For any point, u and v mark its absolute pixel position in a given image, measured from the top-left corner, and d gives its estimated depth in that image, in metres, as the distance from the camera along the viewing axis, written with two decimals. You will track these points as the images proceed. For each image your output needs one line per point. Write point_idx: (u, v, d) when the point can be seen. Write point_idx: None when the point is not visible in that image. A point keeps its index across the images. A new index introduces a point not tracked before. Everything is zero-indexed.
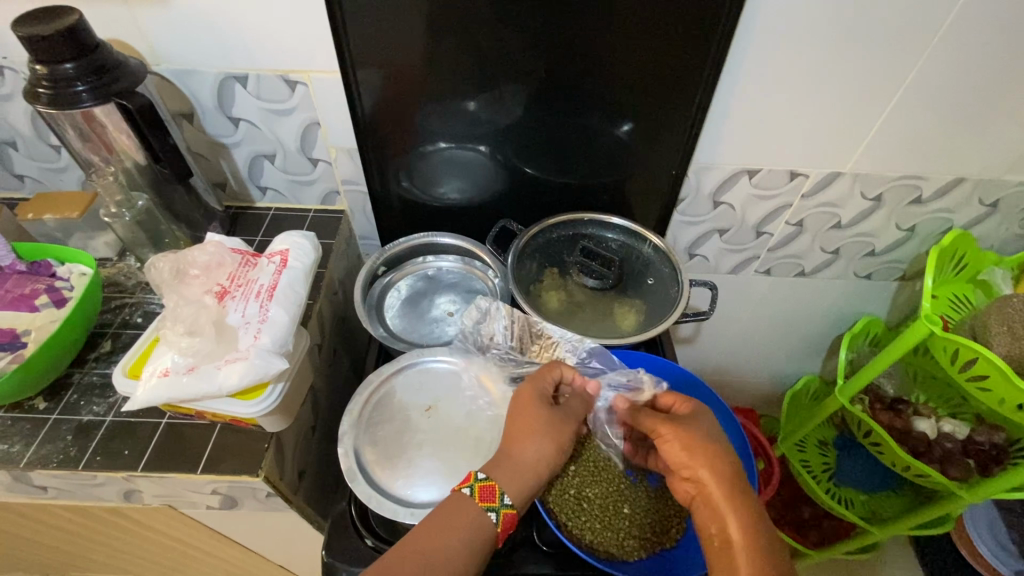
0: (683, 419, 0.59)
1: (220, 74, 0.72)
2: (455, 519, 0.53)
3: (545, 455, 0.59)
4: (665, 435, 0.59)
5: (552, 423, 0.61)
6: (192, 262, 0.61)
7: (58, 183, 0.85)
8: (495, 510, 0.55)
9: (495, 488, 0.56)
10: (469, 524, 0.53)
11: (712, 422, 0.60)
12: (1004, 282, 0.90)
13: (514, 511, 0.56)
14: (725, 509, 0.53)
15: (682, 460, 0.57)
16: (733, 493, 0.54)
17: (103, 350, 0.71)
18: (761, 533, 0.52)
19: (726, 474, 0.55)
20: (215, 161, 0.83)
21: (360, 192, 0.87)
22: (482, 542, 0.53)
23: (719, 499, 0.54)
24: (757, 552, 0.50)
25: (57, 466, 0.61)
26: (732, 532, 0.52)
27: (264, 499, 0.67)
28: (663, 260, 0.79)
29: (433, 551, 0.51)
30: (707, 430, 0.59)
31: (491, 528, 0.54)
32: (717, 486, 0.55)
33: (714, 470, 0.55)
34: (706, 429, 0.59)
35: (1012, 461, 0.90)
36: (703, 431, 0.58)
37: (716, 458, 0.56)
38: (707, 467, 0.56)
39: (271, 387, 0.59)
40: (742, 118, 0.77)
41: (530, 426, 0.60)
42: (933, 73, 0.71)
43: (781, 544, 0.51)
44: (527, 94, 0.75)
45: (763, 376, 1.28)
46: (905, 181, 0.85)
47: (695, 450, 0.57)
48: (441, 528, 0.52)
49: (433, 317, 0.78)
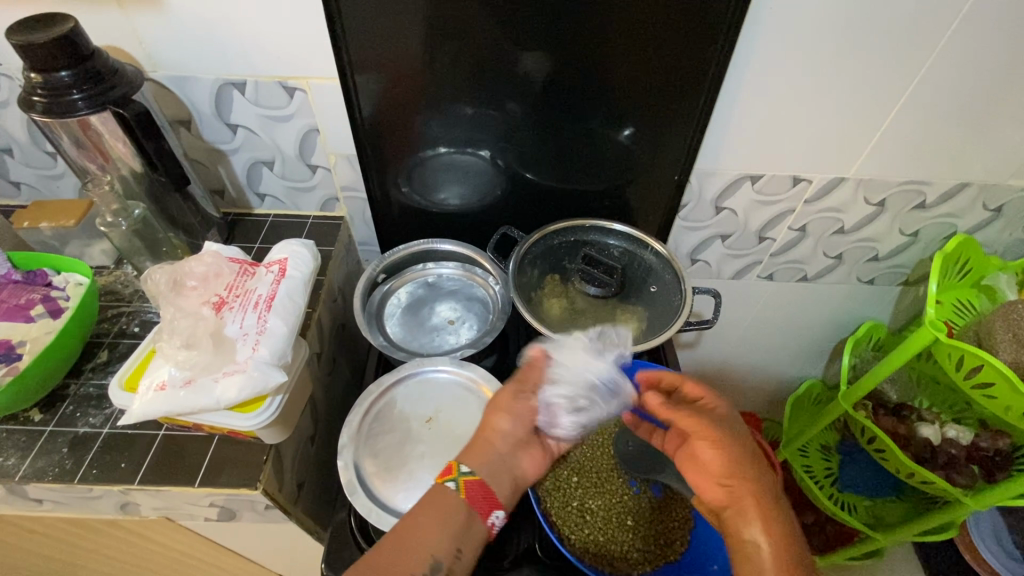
0: (719, 419, 0.56)
1: (218, 81, 0.71)
2: (422, 504, 0.54)
3: (495, 425, 0.60)
4: (701, 436, 0.55)
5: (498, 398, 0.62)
6: (188, 273, 0.60)
7: (54, 190, 0.84)
8: (453, 480, 0.55)
9: (452, 464, 0.57)
10: (437, 504, 0.54)
11: (739, 419, 0.58)
12: (1009, 287, 0.90)
13: (477, 479, 0.56)
14: (757, 517, 0.52)
15: (716, 464, 0.54)
16: (762, 500, 0.52)
17: (100, 360, 0.70)
18: (789, 540, 0.51)
19: (759, 481, 0.53)
20: (213, 167, 0.82)
21: (359, 198, 0.87)
22: (451, 515, 0.53)
23: (751, 506, 0.52)
24: (789, 563, 0.49)
25: (53, 479, 0.60)
26: (765, 542, 0.50)
27: (263, 511, 0.66)
28: (665, 266, 0.78)
29: (406, 534, 0.52)
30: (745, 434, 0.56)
31: (456, 498, 0.54)
32: (757, 501, 0.52)
33: (746, 479, 0.53)
34: (738, 430, 0.56)
35: (1016, 466, 0.89)
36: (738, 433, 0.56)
37: (760, 471, 0.54)
38: (750, 480, 0.53)
39: (269, 400, 0.58)
40: (745, 124, 0.76)
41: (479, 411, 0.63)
42: (939, 76, 0.70)
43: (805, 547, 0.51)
44: (528, 100, 0.74)
45: (764, 380, 1.27)
46: (909, 186, 0.84)
47: (731, 456, 0.54)
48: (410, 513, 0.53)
49: (434, 325, 0.77)
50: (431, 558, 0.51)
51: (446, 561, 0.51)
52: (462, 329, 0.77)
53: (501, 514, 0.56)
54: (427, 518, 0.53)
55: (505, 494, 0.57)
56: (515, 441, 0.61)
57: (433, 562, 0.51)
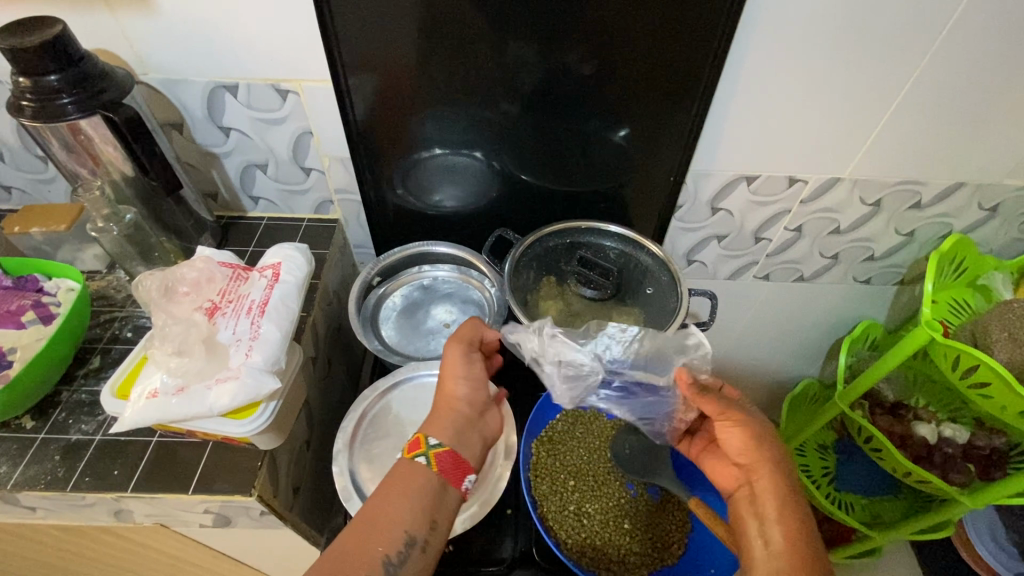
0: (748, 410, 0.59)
1: (210, 83, 0.71)
2: (392, 479, 0.53)
3: (453, 391, 0.60)
4: (729, 421, 0.57)
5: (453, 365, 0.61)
6: (180, 279, 0.60)
7: (45, 195, 0.84)
8: (424, 454, 0.54)
9: (420, 437, 0.56)
10: (408, 478, 0.53)
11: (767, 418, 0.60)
12: (1005, 287, 0.89)
13: (448, 450, 0.55)
14: (772, 505, 0.53)
15: (743, 448, 0.57)
16: (782, 490, 0.53)
17: (92, 366, 0.69)
18: (806, 535, 0.51)
19: (783, 474, 0.55)
20: (205, 171, 0.82)
21: (354, 201, 0.86)
22: (426, 490, 0.53)
23: (770, 493, 0.54)
24: (802, 552, 0.50)
25: (45, 487, 0.60)
26: (778, 529, 0.51)
27: (258, 517, 0.66)
28: (661, 268, 0.78)
29: (380, 511, 0.51)
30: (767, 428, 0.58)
31: (429, 471, 0.54)
32: (771, 485, 0.54)
33: (767, 466, 0.55)
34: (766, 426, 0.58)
35: (1012, 465, 0.89)
36: (766, 429, 0.58)
37: (778, 458, 0.55)
38: (767, 468, 0.55)
39: (263, 406, 0.58)
40: (740, 124, 0.76)
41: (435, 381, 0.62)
42: (934, 75, 0.70)
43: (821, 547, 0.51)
44: (523, 101, 0.74)
45: (761, 380, 1.27)
46: (905, 186, 0.84)
47: (757, 444, 0.56)
48: (383, 490, 0.53)
49: (429, 329, 0.77)
50: (406, 534, 0.50)
51: (421, 535, 0.50)
52: None
53: (474, 478, 0.57)
54: (401, 494, 0.52)
55: (475, 458, 0.57)
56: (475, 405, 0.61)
57: (408, 538, 0.50)
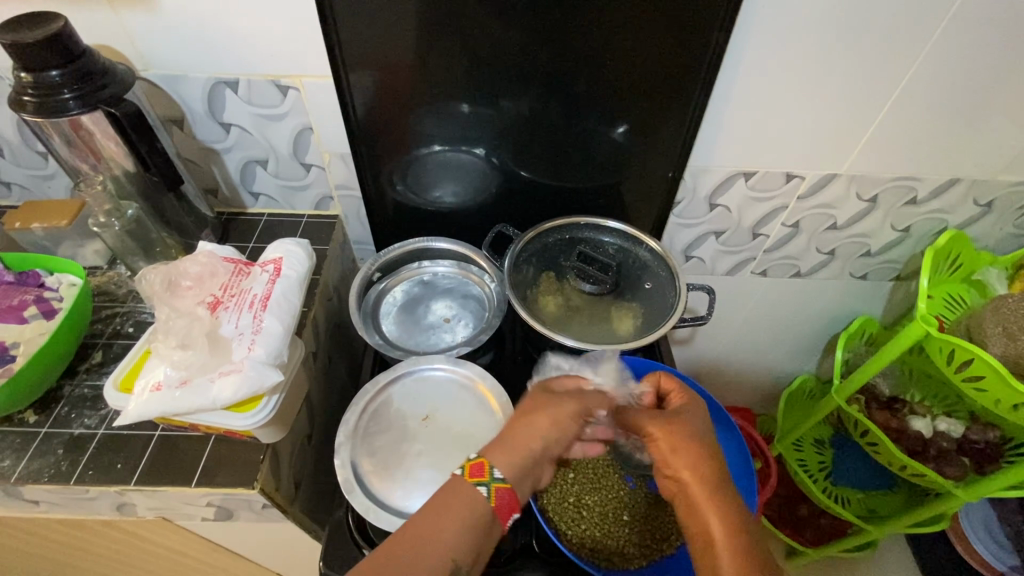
0: (673, 417, 0.58)
1: (210, 79, 0.71)
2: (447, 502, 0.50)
3: (539, 427, 0.56)
4: (654, 432, 0.57)
5: (544, 401, 0.58)
6: (183, 273, 0.60)
7: (45, 190, 0.84)
8: (486, 484, 0.52)
9: (484, 464, 0.53)
10: (464, 503, 0.51)
11: (700, 417, 0.59)
12: (999, 282, 0.90)
13: (508, 488, 0.52)
14: (705, 507, 0.52)
15: (669, 457, 0.55)
16: (712, 493, 0.52)
17: (94, 360, 0.70)
18: (744, 533, 0.50)
19: (710, 475, 0.54)
20: (206, 167, 0.82)
21: (354, 196, 0.87)
22: (478, 519, 0.50)
23: (700, 497, 0.52)
24: (742, 552, 0.49)
25: (48, 480, 0.60)
26: (714, 533, 0.50)
27: (260, 510, 0.66)
28: (659, 263, 0.78)
29: (430, 531, 0.49)
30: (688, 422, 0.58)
31: (486, 504, 0.51)
32: (700, 491, 0.53)
33: (695, 469, 0.54)
34: (695, 427, 0.57)
35: (1006, 459, 0.92)
36: (693, 431, 0.57)
37: (701, 462, 0.54)
38: (693, 463, 0.54)
39: (266, 399, 0.59)
40: (737, 121, 0.77)
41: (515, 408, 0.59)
42: (930, 71, 0.71)
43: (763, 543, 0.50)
44: (522, 97, 0.74)
45: (758, 375, 1.28)
46: (901, 182, 0.85)
47: (681, 450, 0.55)
48: (436, 509, 0.50)
49: (430, 324, 0.77)
50: (452, 562, 0.48)
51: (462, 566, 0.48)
52: (458, 327, 0.77)
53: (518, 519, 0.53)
54: (455, 520, 0.50)
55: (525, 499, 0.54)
56: (552, 445, 0.57)
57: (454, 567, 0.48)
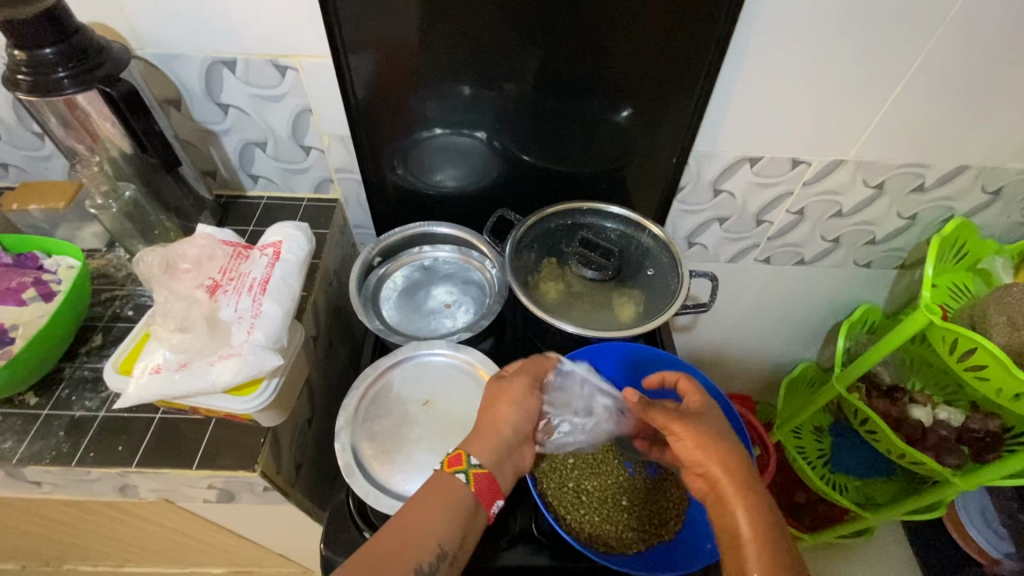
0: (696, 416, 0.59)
1: (208, 59, 0.70)
2: (430, 490, 0.55)
3: (503, 416, 0.62)
4: (679, 434, 0.58)
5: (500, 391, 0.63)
6: (181, 255, 0.59)
7: (43, 172, 0.83)
8: (463, 471, 0.57)
9: (462, 453, 0.58)
10: (446, 490, 0.55)
11: (723, 419, 0.60)
12: (1005, 271, 0.90)
13: (485, 471, 0.57)
14: (735, 505, 0.53)
15: (696, 456, 0.57)
16: (742, 490, 0.54)
17: (94, 344, 0.69)
18: (774, 531, 0.52)
19: (738, 474, 0.55)
20: (204, 149, 0.81)
21: (354, 180, 0.86)
22: (459, 505, 0.55)
23: (732, 497, 0.54)
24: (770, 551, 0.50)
25: (50, 462, 0.60)
26: (743, 530, 0.52)
27: (261, 493, 0.67)
28: (662, 250, 0.78)
29: (418, 519, 0.53)
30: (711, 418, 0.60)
31: (465, 489, 0.56)
32: (730, 490, 0.54)
33: (722, 468, 0.55)
34: (720, 428, 0.58)
35: (1006, 448, 0.91)
36: (718, 430, 0.58)
37: (727, 462, 0.55)
38: (717, 467, 0.55)
39: (266, 382, 0.58)
40: (743, 106, 0.75)
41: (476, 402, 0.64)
42: (943, 55, 0.69)
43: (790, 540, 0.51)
44: (525, 79, 0.73)
45: (759, 363, 1.28)
46: (908, 168, 0.84)
47: (707, 449, 0.56)
48: (420, 497, 0.54)
49: (430, 309, 0.77)
50: (438, 546, 0.52)
51: (450, 549, 0.52)
52: (459, 313, 0.77)
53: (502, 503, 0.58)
54: (439, 506, 0.54)
55: (507, 484, 0.59)
56: (521, 433, 0.62)
57: (440, 550, 0.52)
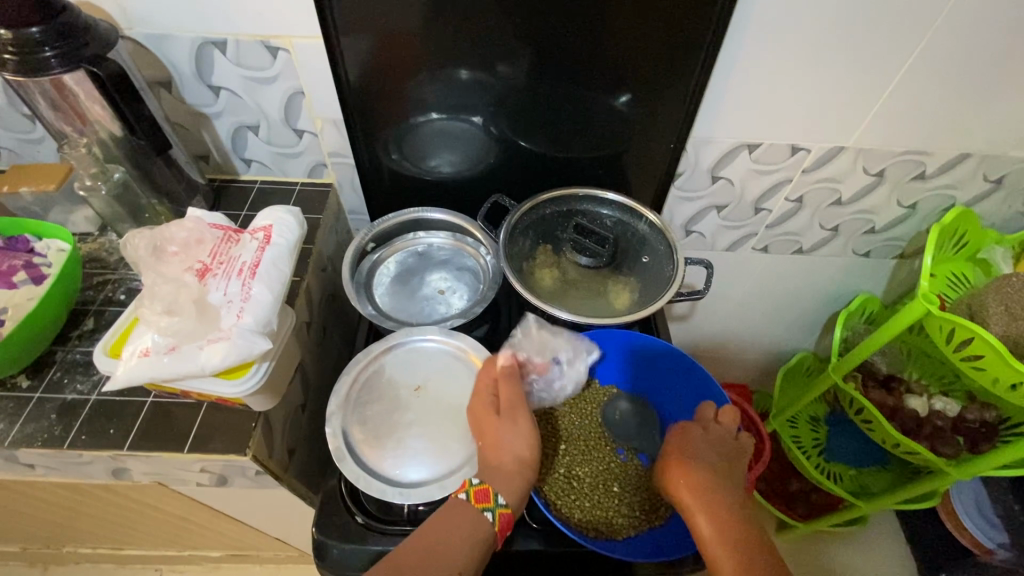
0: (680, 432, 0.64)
1: (197, 39, 0.69)
2: (457, 521, 0.56)
3: (520, 449, 0.61)
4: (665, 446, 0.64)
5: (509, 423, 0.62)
6: (169, 238, 0.59)
7: (34, 154, 0.82)
8: (490, 510, 0.57)
9: (488, 489, 0.58)
10: (471, 525, 0.56)
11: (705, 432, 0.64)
12: (1005, 261, 0.88)
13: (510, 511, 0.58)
14: (701, 512, 0.58)
15: (672, 465, 0.62)
16: (709, 500, 0.58)
17: (86, 327, 0.69)
18: (737, 536, 0.57)
19: (705, 485, 0.59)
20: (196, 132, 0.80)
21: (348, 164, 0.85)
22: (484, 539, 0.55)
23: (697, 506, 0.58)
24: (730, 554, 0.55)
25: (42, 444, 0.60)
26: (705, 535, 0.57)
27: (254, 477, 0.67)
28: (658, 237, 0.77)
29: (440, 544, 0.54)
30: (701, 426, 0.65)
31: (488, 528, 0.56)
32: (695, 499, 0.59)
33: (690, 477, 0.60)
34: (696, 441, 0.63)
35: (1001, 438, 0.91)
36: (695, 444, 0.63)
37: (696, 473, 0.60)
38: (686, 477, 0.60)
39: (255, 367, 0.58)
40: (742, 91, 0.74)
41: (494, 427, 0.62)
42: (947, 39, 0.67)
43: (754, 545, 0.56)
44: (520, 61, 0.71)
45: (756, 352, 1.27)
46: (909, 156, 0.82)
47: (681, 460, 0.61)
48: (445, 523, 0.55)
49: (424, 295, 0.77)
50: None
51: None
52: (453, 299, 0.76)
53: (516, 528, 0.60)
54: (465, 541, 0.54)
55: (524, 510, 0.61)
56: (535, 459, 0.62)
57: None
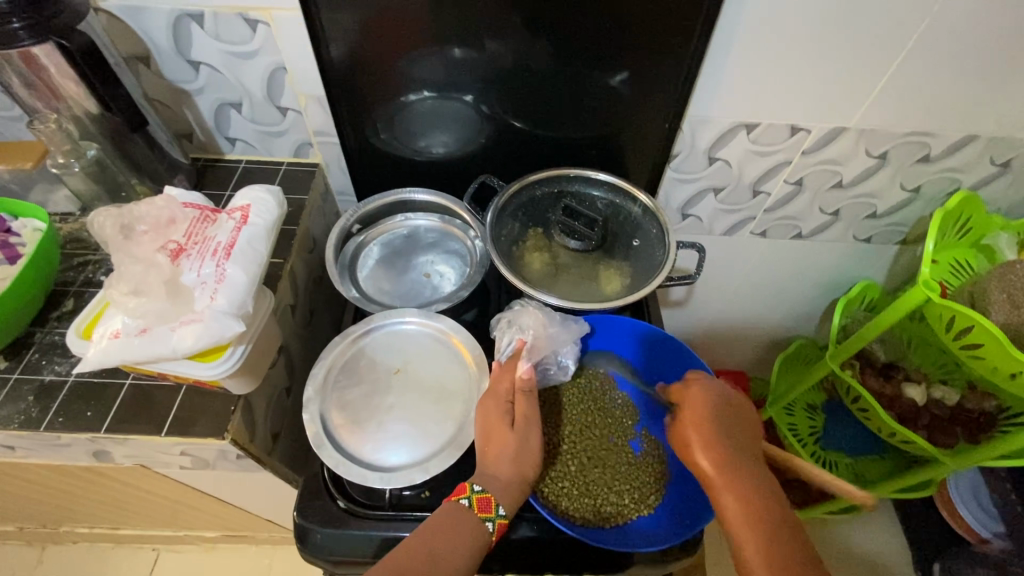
0: (692, 398, 0.63)
1: (173, 11, 0.66)
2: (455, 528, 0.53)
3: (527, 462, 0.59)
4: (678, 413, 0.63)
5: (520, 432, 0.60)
6: (138, 217, 0.56)
7: (13, 132, 0.80)
8: (491, 520, 0.55)
9: (491, 499, 0.55)
10: (469, 533, 0.54)
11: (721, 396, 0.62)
12: (1010, 248, 0.85)
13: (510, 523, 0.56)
14: (721, 485, 0.56)
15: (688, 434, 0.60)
16: (728, 472, 0.56)
17: (66, 308, 0.68)
18: (761, 511, 0.54)
19: (721, 455, 0.57)
20: (177, 109, 0.78)
21: (333, 143, 0.83)
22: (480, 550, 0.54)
23: (716, 478, 0.56)
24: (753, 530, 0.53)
25: (18, 426, 0.60)
26: (727, 510, 0.55)
27: (236, 460, 0.66)
28: (650, 220, 0.75)
29: (440, 553, 0.52)
30: (732, 402, 0.63)
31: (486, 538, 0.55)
32: (712, 468, 0.57)
33: (706, 448, 0.58)
34: (711, 407, 0.61)
35: (1000, 428, 0.90)
36: (707, 410, 0.61)
37: (709, 441, 0.58)
38: (702, 448, 0.58)
39: (232, 349, 0.57)
40: (740, 68, 0.71)
41: (504, 438, 0.59)
42: (957, 13, 0.64)
43: (777, 515, 0.54)
44: (509, 37, 0.68)
45: (753, 339, 1.25)
46: (913, 137, 0.79)
47: (698, 428, 0.60)
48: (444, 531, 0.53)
49: (410, 278, 0.75)
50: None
51: None
52: (439, 282, 0.75)
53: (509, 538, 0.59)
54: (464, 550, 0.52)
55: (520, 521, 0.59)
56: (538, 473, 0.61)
57: None
